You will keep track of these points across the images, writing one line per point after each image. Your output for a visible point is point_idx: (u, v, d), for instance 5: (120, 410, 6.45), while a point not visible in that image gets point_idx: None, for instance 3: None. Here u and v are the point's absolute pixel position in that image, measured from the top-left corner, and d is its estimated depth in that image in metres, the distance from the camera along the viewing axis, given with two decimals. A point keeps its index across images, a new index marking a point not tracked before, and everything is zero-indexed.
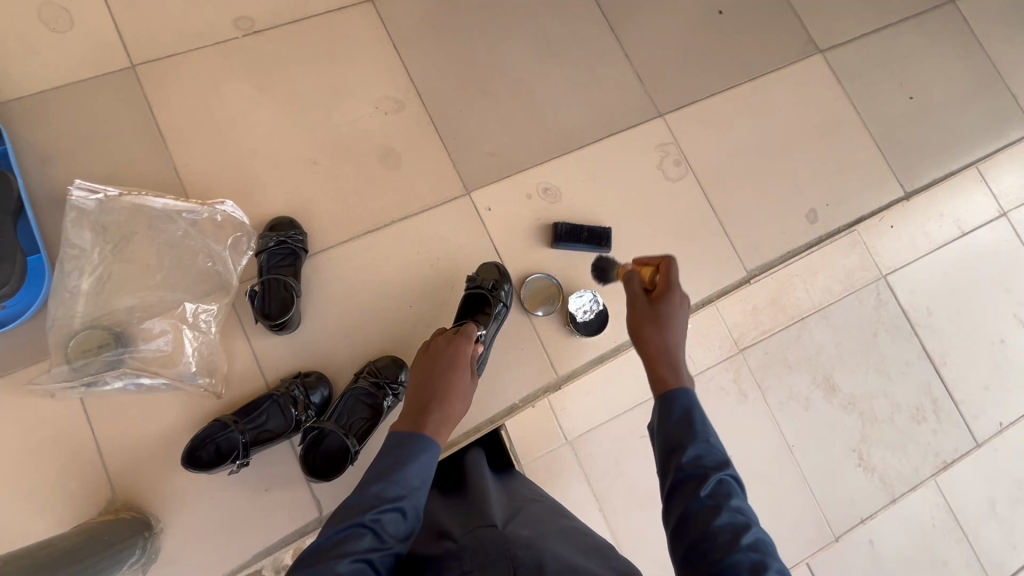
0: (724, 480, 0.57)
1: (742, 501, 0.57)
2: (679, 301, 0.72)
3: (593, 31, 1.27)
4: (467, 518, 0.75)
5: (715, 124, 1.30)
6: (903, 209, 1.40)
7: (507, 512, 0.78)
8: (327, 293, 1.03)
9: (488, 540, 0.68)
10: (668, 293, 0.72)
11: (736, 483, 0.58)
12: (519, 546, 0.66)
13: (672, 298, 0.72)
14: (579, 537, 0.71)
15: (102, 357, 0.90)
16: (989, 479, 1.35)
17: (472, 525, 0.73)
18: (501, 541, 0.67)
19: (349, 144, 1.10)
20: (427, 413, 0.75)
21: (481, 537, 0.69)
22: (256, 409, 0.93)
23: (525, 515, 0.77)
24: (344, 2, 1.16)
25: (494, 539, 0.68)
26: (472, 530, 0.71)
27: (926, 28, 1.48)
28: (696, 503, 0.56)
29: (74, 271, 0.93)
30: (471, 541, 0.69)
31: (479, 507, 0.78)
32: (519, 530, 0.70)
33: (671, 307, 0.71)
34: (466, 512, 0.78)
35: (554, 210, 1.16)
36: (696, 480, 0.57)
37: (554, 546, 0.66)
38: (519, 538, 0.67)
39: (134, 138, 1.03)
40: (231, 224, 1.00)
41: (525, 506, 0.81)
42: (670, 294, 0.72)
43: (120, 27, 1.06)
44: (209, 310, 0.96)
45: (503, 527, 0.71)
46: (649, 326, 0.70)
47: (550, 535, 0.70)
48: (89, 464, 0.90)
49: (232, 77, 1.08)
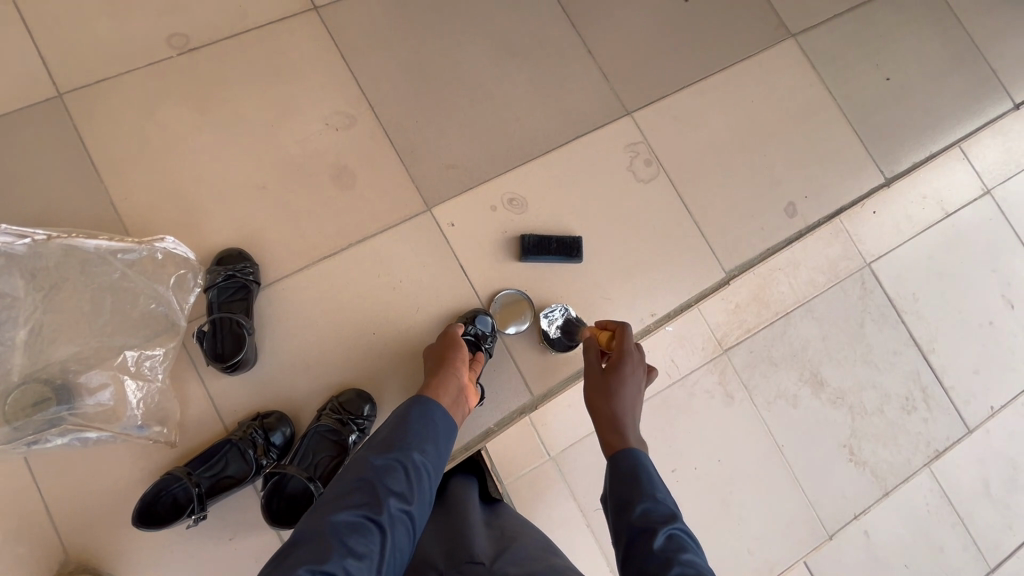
0: (673, 533, 0.61)
1: (695, 557, 0.59)
2: (631, 366, 0.81)
3: (553, 28, 1.21)
4: (453, 548, 0.74)
5: (686, 119, 1.25)
6: (884, 195, 1.35)
7: (498, 544, 0.76)
8: (284, 326, 0.97)
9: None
10: (623, 358, 0.82)
11: (686, 536, 0.62)
12: None
13: (625, 362, 0.81)
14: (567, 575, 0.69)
15: (40, 415, 0.84)
16: (983, 462, 1.32)
17: (459, 559, 0.72)
18: None
19: (299, 164, 1.04)
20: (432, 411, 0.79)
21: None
22: (213, 456, 0.88)
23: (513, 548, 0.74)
24: (285, 12, 1.08)
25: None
26: (457, 566, 0.70)
27: (899, 5, 1.43)
28: (649, 558, 0.60)
29: (5, 323, 0.86)
30: None
31: (465, 537, 0.77)
32: (508, 568, 0.68)
33: (623, 371, 0.80)
34: (449, 539, 0.77)
35: (521, 221, 1.11)
36: (646, 535, 0.62)
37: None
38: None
39: (66, 173, 0.96)
40: (173, 261, 0.94)
41: (514, 538, 0.78)
42: (623, 360, 0.82)
43: (43, 55, 0.99)
44: (154, 356, 0.91)
45: (490, 565, 0.70)
46: (601, 391, 0.79)
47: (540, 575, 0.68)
48: (38, 526, 0.85)
49: (169, 100, 1.02)
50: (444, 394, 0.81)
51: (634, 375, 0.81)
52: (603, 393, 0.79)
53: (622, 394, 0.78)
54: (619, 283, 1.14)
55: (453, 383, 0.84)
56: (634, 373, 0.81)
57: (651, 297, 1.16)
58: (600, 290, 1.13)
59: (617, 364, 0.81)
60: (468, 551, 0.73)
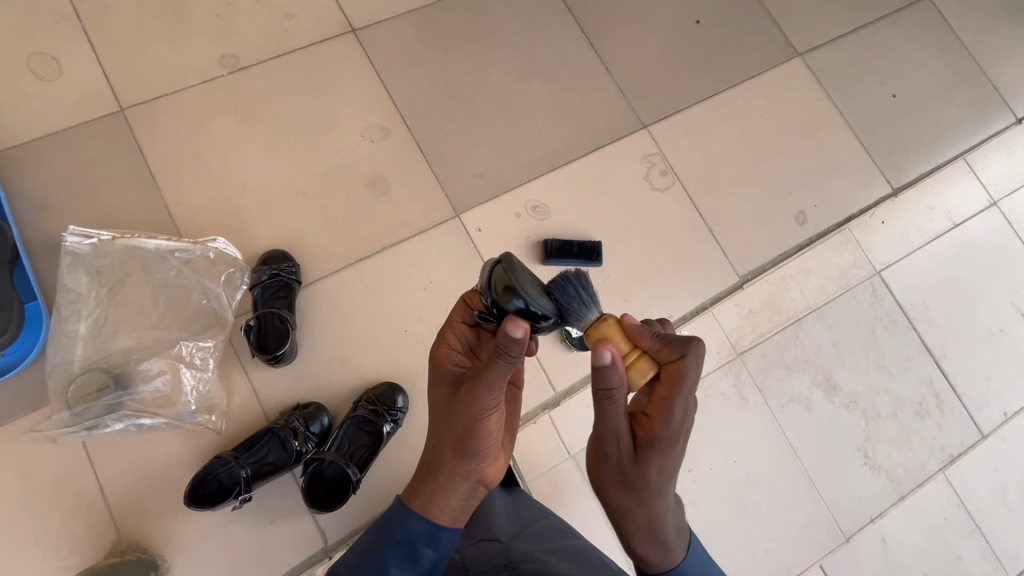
0: None
1: None
2: (673, 443, 0.61)
3: (573, 48, 1.29)
4: (471, 530, 0.83)
5: (699, 132, 1.31)
6: (892, 205, 1.40)
7: (515, 526, 0.82)
8: (324, 322, 1.03)
9: (490, 556, 0.74)
10: (665, 443, 0.61)
11: None
12: (517, 562, 0.70)
13: (668, 450, 0.61)
14: (585, 555, 0.73)
15: (102, 400, 0.92)
16: (998, 470, 1.34)
17: (476, 538, 0.79)
18: (503, 554, 0.73)
19: (337, 173, 1.11)
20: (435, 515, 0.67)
21: (485, 552, 0.75)
22: (256, 443, 0.94)
23: (532, 530, 0.80)
24: (327, 34, 1.17)
25: (496, 554, 0.73)
26: (475, 543, 0.78)
27: (902, 25, 1.50)
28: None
29: (71, 316, 0.94)
30: (474, 552, 0.76)
31: (481, 518, 0.84)
32: (525, 545, 0.74)
33: (656, 461, 0.61)
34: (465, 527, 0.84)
35: (544, 227, 1.17)
36: None
37: (554, 563, 0.69)
38: (522, 556, 0.71)
39: (126, 181, 1.04)
40: (224, 260, 1.02)
41: (533, 521, 0.84)
42: (668, 443, 0.61)
43: (107, 73, 1.08)
44: (206, 347, 0.97)
45: (507, 542, 0.76)
46: (624, 491, 0.64)
47: (556, 552, 0.73)
48: (93, 507, 0.90)
49: (220, 115, 1.10)
50: (447, 503, 0.66)
51: (673, 456, 0.62)
52: (626, 496, 0.64)
53: (651, 493, 0.63)
54: (637, 286, 1.20)
55: (464, 483, 0.66)
56: (672, 459, 0.63)
57: (668, 301, 1.22)
58: (619, 293, 1.18)
59: (655, 453, 0.61)
60: (486, 529, 0.80)
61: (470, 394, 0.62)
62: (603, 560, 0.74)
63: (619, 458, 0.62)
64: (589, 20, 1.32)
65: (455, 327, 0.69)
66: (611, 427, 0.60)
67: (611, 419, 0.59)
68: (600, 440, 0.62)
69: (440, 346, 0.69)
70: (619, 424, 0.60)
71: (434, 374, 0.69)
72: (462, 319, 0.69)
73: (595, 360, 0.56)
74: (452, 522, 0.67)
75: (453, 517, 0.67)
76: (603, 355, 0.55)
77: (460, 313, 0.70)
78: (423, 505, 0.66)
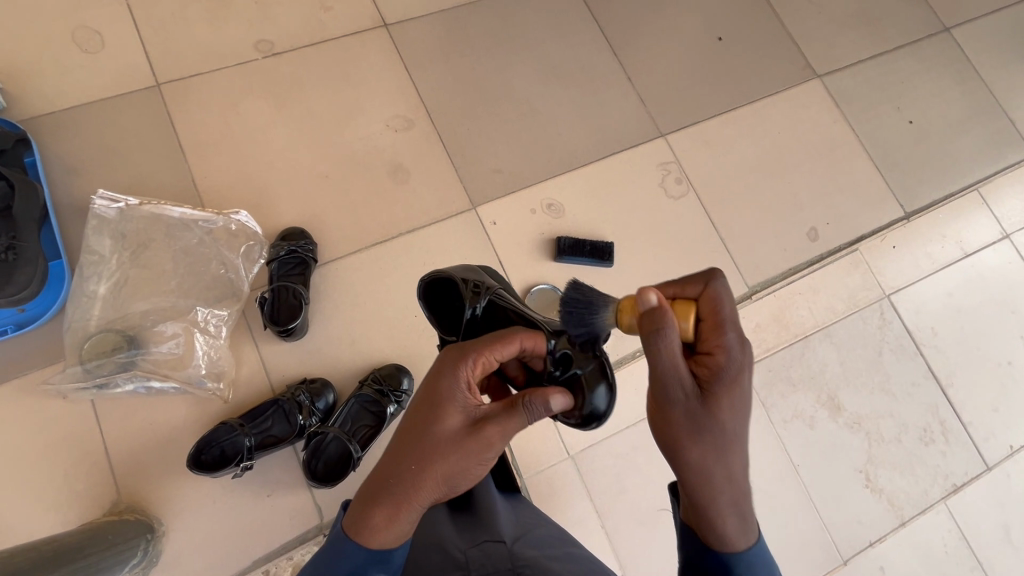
0: None
1: None
2: (744, 374, 0.57)
3: (597, 55, 1.32)
4: (472, 532, 0.76)
5: (715, 144, 1.34)
6: (904, 230, 1.41)
7: (515, 528, 0.79)
8: (336, 301, 1.05)
9: (495, 558, 0.70)
10: (734, 374, 0.56)
11: None
12: (526, 569, 0.67)
13: (735, 383, 0.57)
14: (586, 564, 0.72)
15: (115, 359, 0.93)
16: (1003, 504, 1.31)
17: (479, 538, 0.74)
18: (509, 559, 0.69)
19: (360, 159, 1.14)
20: (379, 534, 0.57)
21: (490, 553, 0.70)
22: (262, 414, 0.95)
23: (532, 534, 0.77)
24: (360, 27, 1.21)
25: (501, 558, 0.69)
26: (478, 544, 0.73)
27: (921, 55, 1.53)
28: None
29: (92, 276, 0.96)
30: (478, 555, 0.71)
31: (485, 518, 0.78)
32: (529, 551, 0.71)
33: (726, 398, 0.57)
34: (468, 526, 0.78)
35: (557, 225, 1.19)
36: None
37: (559, 568, 0.68)
38: (528, 562, 0.69)
39: (157, 152, 1.07)
40: (245, 233, 1.04)
41: (530, 525, 0.81)
42: (733, 376, 0.57)
43: (147, 49, 1.12)
44: (220, 315, 1.00)
45: (510, 544, 0.72)
46: (700, 443, 0.56)
47: (559, 558, 0.71)
48: (97, 464, 0.91)
49: (252, 96, 1.13)
50: (399, 525, 0.58)
51: (743, 390, 0.57)
52: (700, 447, 0.56)
53: (726, 437, 0.57)
54: (647, 290, 1.21)
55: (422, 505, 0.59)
56: (745, 395, 0.57)
57: None
58: (628, 295, 1.19)
59: (722, 390, 0.57)
60: (489, 530, 0.75)
61: (489, 438, 0.58)
62: (602, 565, 0.73)
63: (685, 400, 0.56)
64: (615, 29, 1.35)
65: (486, 357, 0.62)
66: (671, 369, 0.54)
67: (673, 362, 0.54)
68: (661, 388, 0.56)
69: (456, 367, 0.60)
70: (680, 362, 0.54)
71: (435, 394, 0.60)
72: (496, 354, 0.63)
73: (640, 306, 0.54)
74: (400, 546, 0.59)
75: (401, 541, 0.59)
76: (649, 296, 0.54)
77: (502, 347, 0.63)
78: (369, 520, 0.57)
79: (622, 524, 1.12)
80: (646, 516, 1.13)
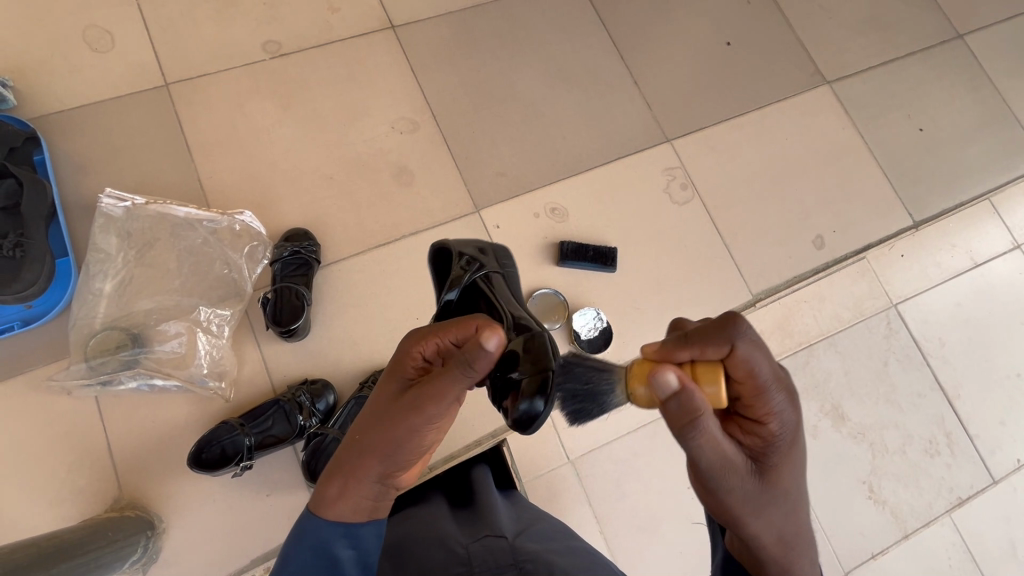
0: None
1: None
2: (792, 437, 0.56)
3: (604, 59, 1.32)
4: (475, 529, 0.72)
5: (721, 150, 1.33)
6: (912, 239, 1.39)
7: (516, 525, 0.76)
8: (338, 302, 1.06)
9: (497, 554, 0.65)
10: (783, 444, 0.55)
11: None
12: (528, 560, 0.63)
13: (784, 448, 0.55)
14: (588, 558, 0.68)
15: (119, 356, 0.94)
16: (1009, 518, 1.29)
17: (480, 534, 0.70)
18: (510, 551, 0.65)
19: (364, 161, 1.14)
20: (335, 507, 0.57)
21: (492, 549, 0.66)
22: (263, 414, 0.96)
23: (534, 531, 0.74)
24: (367, 29, 1.22)
25: (503, 552, 0.65)
26: (480, 539, 0.69)
27: (933, 62, 1.51)
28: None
29: (98, 274, 0.97)
30: (479, 549, 0.67)
31: (486, 515, 0.76)
32: (531, 545, 0.68)
33: (780, 466, 0.55)
34: (469, 523, 0.75)
35: (561, 229, 1.19)
36: None
37: (564, 562, 0.64)
38: (530, 554, 0.64)
39: (163, 152, 1.08)
40: (248, 233, 1.05)
41: (531, 522, 0.78)
42: (784, 443, 0.55)
43: (156, 49, 1.13)
44: (223, 315, 1.00)
45: (512, 539, 0.69)
46: (765, 513, 0.54)
47: (560, 552, 0.68)
48: (99, 461, 0.92)
49: (258, 97, 1.14)
50: (354, 496, 0.58)
51: (794, 453, 0.56)
52: (766, 517, 0.54)
53: (788, 500, 0.56)
54: (650, 295, 1.20)
55: (376, 480, 0.59)
56: (796, 457, 0.56)
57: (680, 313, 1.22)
58: (630, 300, 1.19)
59: (776, 458, 0.55)
60: (489, 526, 0.72)
61: (416, 400, 0.58)
62: (602, 561, 0.70)
63: (741, 481, 0.53)
64: (622, 33, 1.35)
65: (438, 337, 0.62)
66: (722, 455, 0.52)
67: (718, 446, 0.51)
68: (714, 476, 0.53)
69: (412, 343, 0.63)
70: (725, 445, 0.52)
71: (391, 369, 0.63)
72: (452, 336, 0.62)
73: (660, 393, 0.49)
74: (362, 518, 0.58)
75: (362, 514, 0.58)
76: (667, 379, 0.49)
77: (456, 329, 0.62)
78: (324, 494, 0.58)
79: (621, 529, 1.12)
80: (645, 522, 1.13)
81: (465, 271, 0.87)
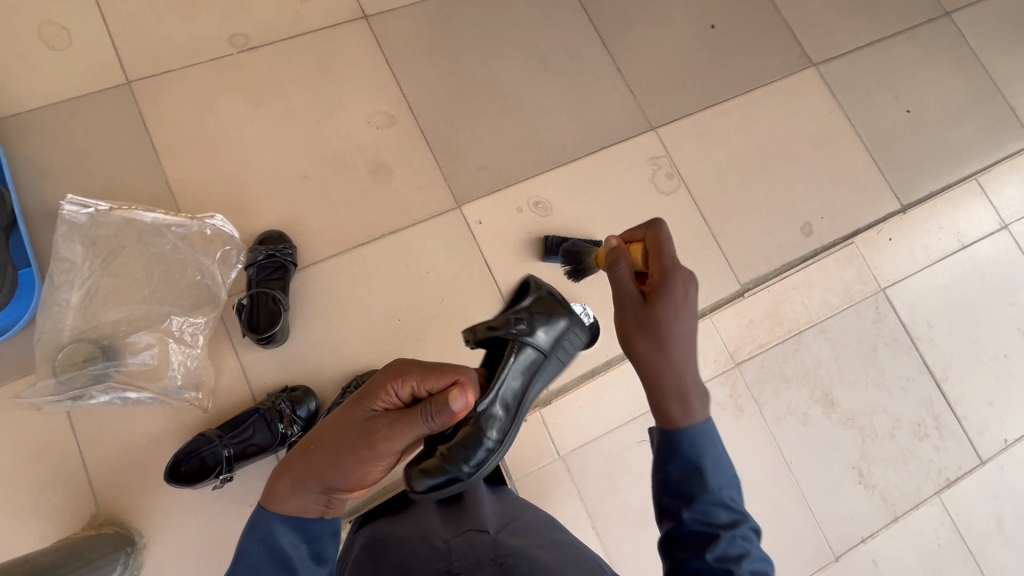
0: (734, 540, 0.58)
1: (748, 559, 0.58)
2: (680, 289, 0.68)
3: (585, 45, 1.28)
4: (457, 522, 0.70)
5: (708, 137, 1.30)
6: (900, 222, 1.38)
7: (499, 517, 0.73)
8: (318, 306, 1.03)
9: (478, 548, 0.63)
10: (670, 288, 0.68)
11: (747, 544, 0.58)
12: (509, 556, 0.61)
13: (671, 291, 0.68)
14: (571, 551, 0.67)
15: (89, 370, 0.91)
16: (996, 497, 1.30)
17: (461, 528, 0.68)
18: (491, 547, 0.63)
19: (340, 159, 1.10)
20: (282, 501, 0.62)
21: (473, 543, 0.64)
22: (243, 423, 0.93)
23: (518, 523, 0.72)
24: (338, 19, 1.17)
25: (483, 547, 0.63)
26: (461, 534, 0.67)
27: (921, 41, 1.48)
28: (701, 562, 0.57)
29: (63, 285, 0.94)
30: (459, 544, 0.65)
31: (468, 506, 0.74)
32: (513, 539, 0.66)
33: (666, 306, 0.67)
34: (452, 514, 0.73)
35: (545, 223, 1.16)
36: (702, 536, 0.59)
37: (545, 557, 0.63)
38: (511, 551, 0.63)
39: (128, 154, 1.04)
40: (221, 238, 1.01)
41: (517, 513, 0.76)
42: (671, 289, 0.68)
43: (116, 45, 1.07)
44: (196, 324, 0.97)
45: (494, 533, 0.67)
46: (644, 335, 0.67)
47: (543, 546, 0.66)
48: (73, 477, 0.89)
49: (227, 93, 1.09)
50: (301, 496, 0.62)
51: (684, 307, 0.67)
52: (645, 338, 0.67)
53: (670, 335, 0.67)
54: None
55: (324, 486, 0.62)
56: (683, 307, 0.67)
57: None
58: None
59: (660, 295, 0.68)
60: (472, 519, 0.70)
61: (381, 436, 0.62)
62: (588, 555, 0.69)
63: (629, 300, 0.70)
64: (604, 18, 1.31)
65: (416, 383, 0.65)
66: (622, 286, 0.71)
67: (618, 282, 0.71)
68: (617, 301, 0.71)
69: (387, 380, 0.65)
70: (627, 283, 0.71)
71: (362, 397, 0.66)
72: (427, 386, 0.65)
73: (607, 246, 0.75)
74: (307, 517, 0.63)
75: (307, 512, 0.63)
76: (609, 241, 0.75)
77: (436, 379, 0.65)
78: (276, 486, 0.63)
79: (613, 523, 1.11)
80: (636, 515, 1.12)
81: (511, 323, 0.72)
